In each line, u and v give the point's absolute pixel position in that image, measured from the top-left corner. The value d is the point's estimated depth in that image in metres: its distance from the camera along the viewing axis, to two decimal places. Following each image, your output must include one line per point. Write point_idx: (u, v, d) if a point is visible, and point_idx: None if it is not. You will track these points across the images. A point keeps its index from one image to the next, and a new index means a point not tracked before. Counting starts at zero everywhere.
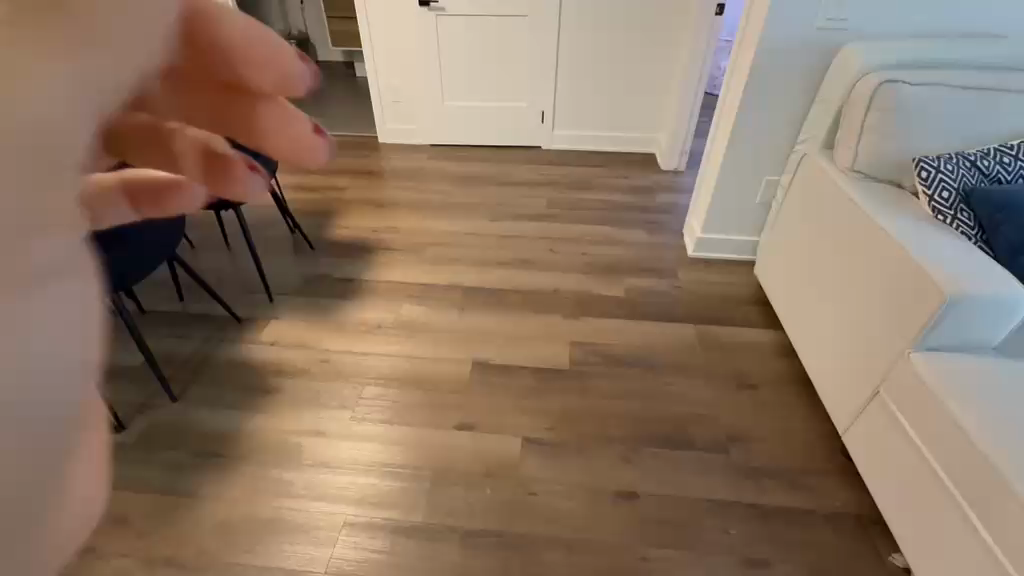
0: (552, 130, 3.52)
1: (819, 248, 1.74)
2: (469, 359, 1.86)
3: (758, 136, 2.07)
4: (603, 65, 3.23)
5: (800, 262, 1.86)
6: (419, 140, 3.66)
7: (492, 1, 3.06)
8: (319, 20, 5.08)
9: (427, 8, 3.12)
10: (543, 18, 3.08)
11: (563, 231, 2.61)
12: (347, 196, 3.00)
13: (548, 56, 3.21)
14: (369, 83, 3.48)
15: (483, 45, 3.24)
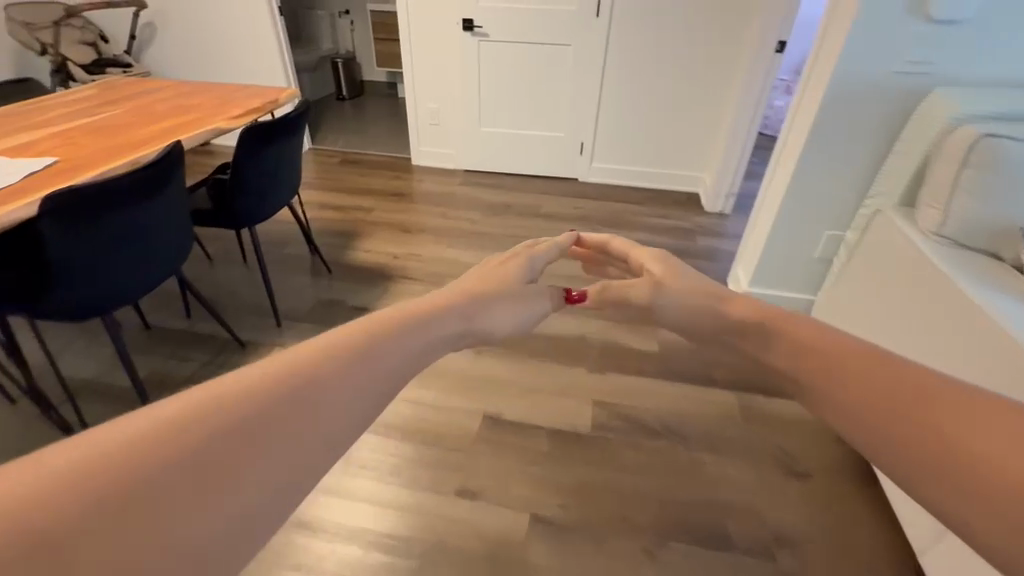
0: (591, 163, 3.38)
1: (882, 294, 1.57)
2: (480, 412, 1.69)
3: (822, 186, 1.85)
4: (647, 101, 3.08)
5: (859, 311, 1.68)
6: (453, 165, 3.59)
7: (538, 29, 2.97)
8: (367, 41, 5.19)
9: (470, 33, 3.05)
10: (589, 49, 2.97)
11: None
12: (373, 218, 2.93)
13: (592, 86, 3.09)
14: (408, 106, 3.45)
15: (525, 73, 3.14)
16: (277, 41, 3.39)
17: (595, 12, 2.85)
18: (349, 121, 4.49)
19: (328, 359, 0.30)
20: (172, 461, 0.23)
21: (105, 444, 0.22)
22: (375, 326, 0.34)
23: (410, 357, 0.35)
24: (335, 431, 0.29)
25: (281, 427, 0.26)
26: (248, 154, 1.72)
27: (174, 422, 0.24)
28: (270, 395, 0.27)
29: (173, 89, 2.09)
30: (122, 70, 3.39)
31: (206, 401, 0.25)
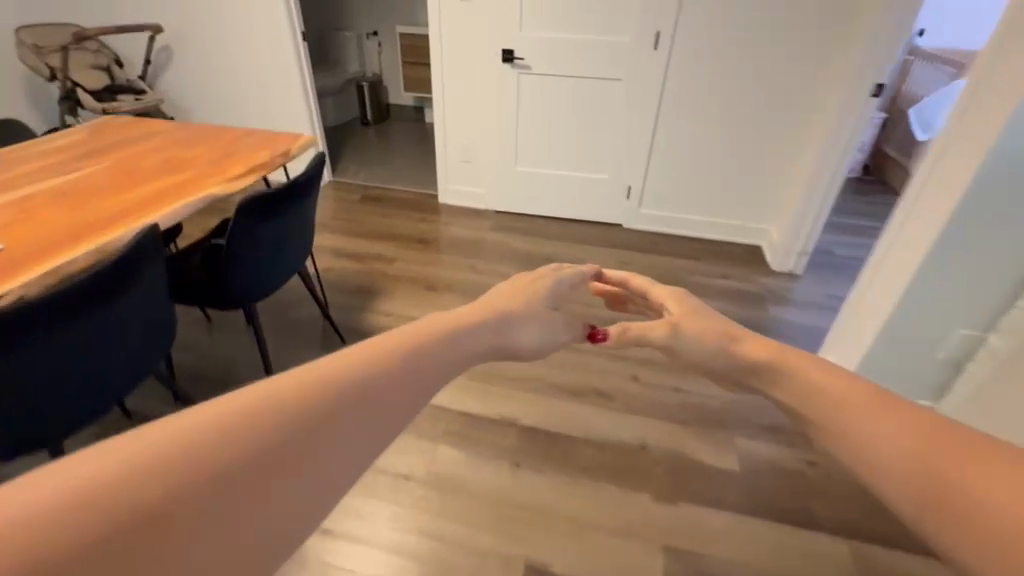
0: (637, 208, 3.04)
1: None
2: (522, 563, 1.33)
3: (959, 278, 1.47)
4: (707, 143, 2.73)
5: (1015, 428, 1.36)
6: (483, 206, 3.29)
7: (586, 62, 2.66)
8: (394, 63, 4.96)
9: (510, 65, 2.76)
10: (642, 84, 2.65)
11: (648, 352, 2.09)
12: (395, 270, 2.63)
13: (644, 126, 2.76)
14: (438, 141, 3.17)
15: (568, 109, 2.83)
16: (298, 67, 3.15)
17: (653, 44, 2.52)
18: (372, 150, 4.24)
19: (365, 365, 0.33)
20: (228, 463, 0.25)
21: (164, 438, 0.25)
22: (411, 338, 0.38)
23: (440, 373, 0.38)
24: (372, 432, 0.31)
25: (321, 435, 0.28)
26: (250, 227, 1.43)
27: (217, 424, 0.26)
28: (315, 397, 0.29)
29: (173, 134, 1.83)
30: (134, 97, 3.18)
31: (248, 408, 0.27)
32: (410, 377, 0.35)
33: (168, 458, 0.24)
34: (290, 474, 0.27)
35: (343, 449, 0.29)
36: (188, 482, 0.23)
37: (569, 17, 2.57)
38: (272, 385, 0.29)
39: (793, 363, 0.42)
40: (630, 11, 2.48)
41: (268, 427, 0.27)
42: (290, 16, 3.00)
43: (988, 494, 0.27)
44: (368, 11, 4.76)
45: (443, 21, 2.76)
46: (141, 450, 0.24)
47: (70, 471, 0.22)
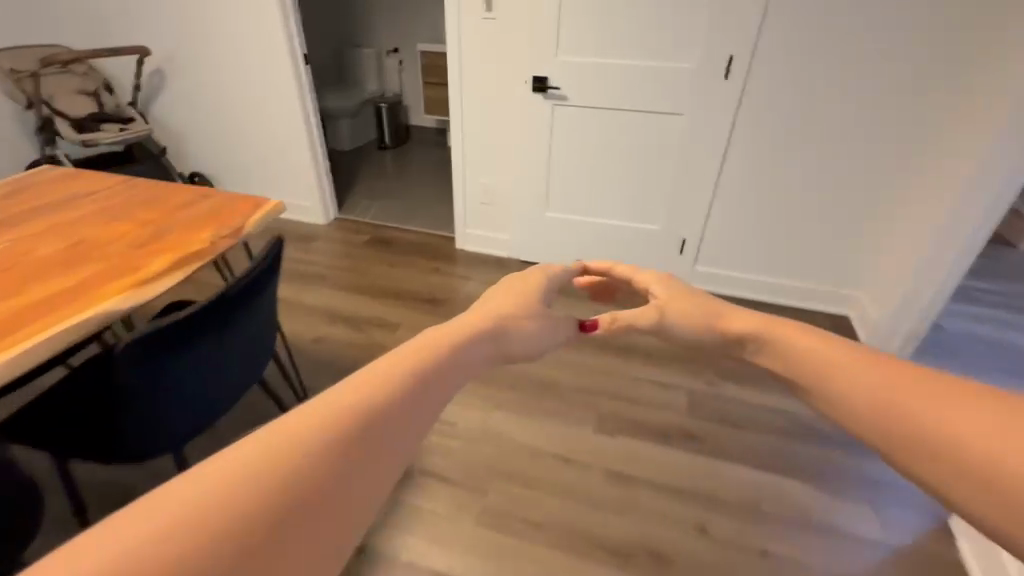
0: (691, 265, 2.54)
1: None
2: None
3: None
4: (785, 190, 2.23)
5: None
6: (506, 255, 2.84)
7: (636, 91, 2.17)
8: (415, 82, 4.57)
9: (542, 95, 2.30)
10: (705, 120, 2.16)
11: (711, 483, 1.59)
12: (396, 340, 2.19)
13: (704, 169, 2.27)
14: (456, 180, 2.72)
15: (611, 147, 2.35)
16: (299, 94, 2.78)
17: (722, 72, 2.04)
18: (387, 179, 3.84)
19: (392, 380, 0.36)
20: (297, 475, 0.29)
21: (227, 470, 0.28)
22: (427, 347, 0.42)
23: (453, 375, 0.42)
24: (405, 436, 0.35)
25: (365, 440, 0.32)
26: (145, 356, 1.00)
27: (275, 448, 0.29)
28: (357, 410, 0.33)
29: (109, 195, 1.44)
30: (118, 128, 2.85)
31: (302, 430, 0.31)
32: (418, 403, 0.37)
33: (234, 486, 0.27)
34: (347, 470, 0.31)
35: (366, 476, 0.32)
36: (266, 497, 0.27)
37: (617, 39, 2.10)
38: (317, 409, 0.33)
39: (783, 336, 0.49)
40: (695, 30, 2.00)
41: (323, 439, 0.31)
42: (293, 36, 2.64)
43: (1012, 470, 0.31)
44: (388, 27, 4.40)
45: (465, 44, 2.31)
46: (211, 480, 0.27)
47: (143, 518, 0.25)
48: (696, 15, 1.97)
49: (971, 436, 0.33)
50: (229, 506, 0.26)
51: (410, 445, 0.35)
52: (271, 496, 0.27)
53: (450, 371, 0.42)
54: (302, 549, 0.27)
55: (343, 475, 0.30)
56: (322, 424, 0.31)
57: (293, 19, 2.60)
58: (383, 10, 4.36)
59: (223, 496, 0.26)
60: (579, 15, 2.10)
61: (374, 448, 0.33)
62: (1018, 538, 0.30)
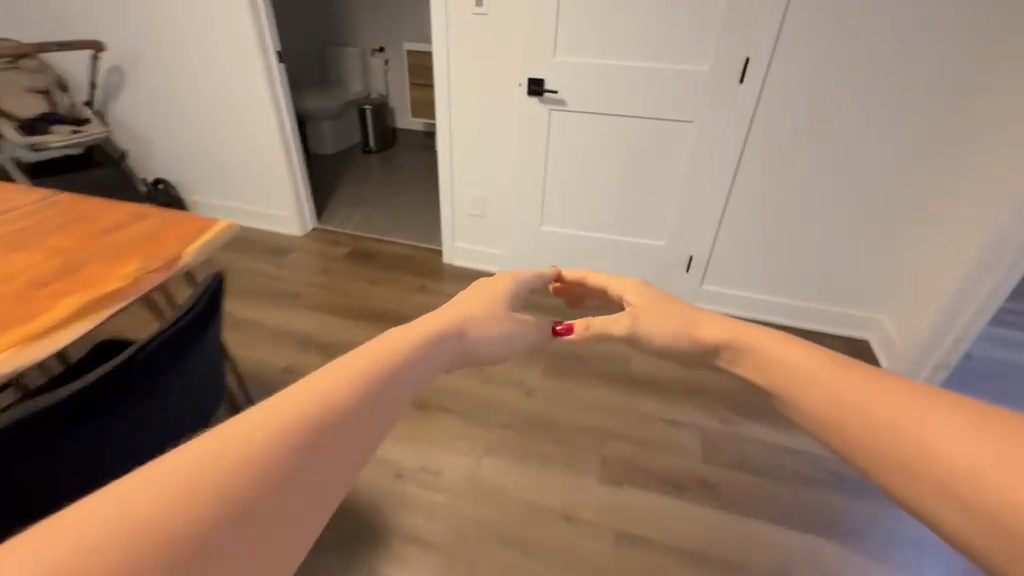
0: (699, 283, 2.36)
1: None
2: None
3: None
4: (803, 205, 2.05)
5: None
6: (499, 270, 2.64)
7: (642, 96, 1.98)
8: (402, 83, 4.34)
9: (538, 99, 2.09)
10: (717, 128, 1.97)
11: (731, 545, 1.39)
12: None
13: (715, 182, 2.08)
14: (444, 191, 2.51)
15: (614, 156, 2.16)
16: (271, 95, 2.55)
17: (737, 75, 1.85)
18: (371, 186, 3.61)
19: (349, 382, 0.34)
20: (234, 486, 0.26)
21: (153, 481, 0.25)
22: (390, 345, 0.40)
23: (416, 372, 0.40)
24: (360, 438, 0.33)
25: (314, 447, 0.30)
26: (43, 438, 0.82)
27: (211, 457, 0.27)
28: (306, 415, 0.31)
29: (23, 213, 1.21)
30: (71, 130, 2.60)
31: (243, 435, 0.28)
32: (379, 406, 0.36)
33: (160, 497, 0.24)
34: (294, 476, 0.29)
35: (321, 480, 0.30)
36: (200, 510, 0.24)
37: (621, 38, 1.90)
38: (264, 413, 0.30)
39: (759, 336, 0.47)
40: (708, 29, 1.81)
41: (265, 445, 0.28)
42: (264, 31, 2.41)
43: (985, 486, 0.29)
44: (374, 25, 4.17)
45: (453, 40, 2.10)
46: (136, 493, 0.24)
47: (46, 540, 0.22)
48: (708, 11, 1.78)
49: (941, 455, 0.31)
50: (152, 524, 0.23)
51: (376, 443, 0.34)
52: (201, 512, 0.25)
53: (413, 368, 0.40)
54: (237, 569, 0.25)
55: (287, 486, 0.28)
56: (288, 423, 0.30)
57: (263, 13, 2.37)
58: (367, 6, 4.12)
59: (174, 495, 0.24)
60: (579, 11, 1.90)
61: (339, 443, 0.32)
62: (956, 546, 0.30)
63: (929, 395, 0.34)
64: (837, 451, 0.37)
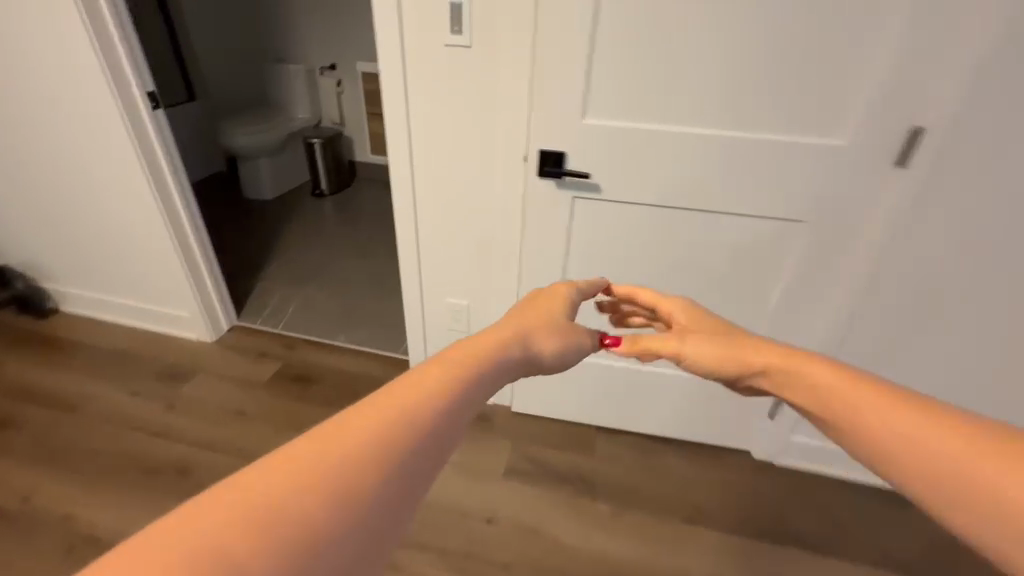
0: (788, 434, 1.63)
1: None
2: None
3: None
4: (949, 338, 1.40)
5: None
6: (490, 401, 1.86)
7: (724, 184, 1.29)
8: (359, 108, 3.47)
9: (555, 181, 1.35)
10: (838, 233, 1.30)
11: None
12: None
13: (823, 302, 1.41)
14: (411, 296, 1.73)
15: (669, 261, 1.45)
16: (143, 160, 1.72)
17: (878, 152, 1.17)
18: (317, 248, 2.78)
19: (435, 391, 0.38)
20: (345, 470, 0.31)
21: (286, 462, 0.31)
22: (471, 351, 0.45)
23: (489, 380, 0.45)
24: (447, 439, 0.37)
25: (412, 452, 0.34)
26: None
27: (337, 444, 0.32)
28: (406, 414, 0.35)
29: None
30: None
31: (357, 426, 0.34)
32: (468, 404, 0.40)
33: (285, 481, 0.30)
34: (402, 465, 0.33)
35: (420, 472, 0.35)
36: (327, 496, 0.30)
37: (695, 93, 1.20)
38: (382, 405, 0.36)
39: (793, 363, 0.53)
40: (835, 78, 1.14)
41: (380, 432, 0.34)
42: (124, 66, 1.59)
43: (1006, 492, 0.36)
44: (321, 37, 3.33)
45: (416, 86, 1.34)
46: (281, 472, 0.30)
47: (213, 509, 0.28)
48: (841, 53, 1.10)
49: (982, 475, 0.37)
50: (279, 506, 0.29)
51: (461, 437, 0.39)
52: (322, 502, 0.30)
53: (489, 367, 0.46)
54: (343, 550, 0.29)
55: (395, 476, 0.33)
56: (391, 417, 0.35)
57: (117, 36, 1.55)
58: (314, 12, 3.27)
59: (297, 482, 0.30)
60: (626, 50, 1.18)
61: (427, 446, 0.35)
62: (1012, 555, 0.35)
63: (938, 416, 0.42)
64: (870, 462, 0.44)
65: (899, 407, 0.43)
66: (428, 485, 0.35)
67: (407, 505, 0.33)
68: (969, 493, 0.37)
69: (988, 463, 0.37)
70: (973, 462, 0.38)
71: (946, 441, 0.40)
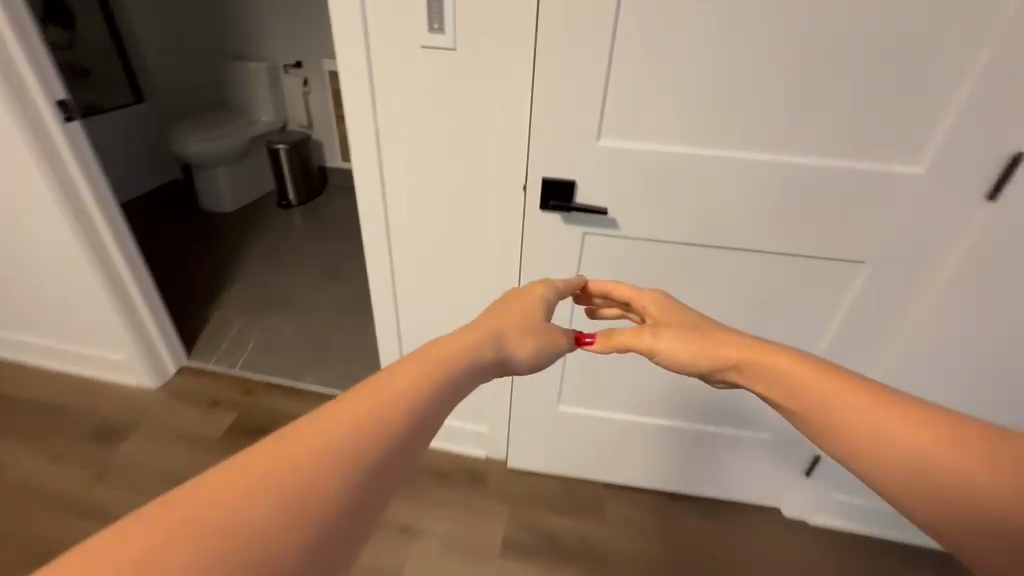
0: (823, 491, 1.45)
1: None
2: None
3: None
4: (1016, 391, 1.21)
5: None
6: (483, 454, 1.63)
7: (762, 217, 1.08)
8: (329, 109, 3.16)
9: (563, 215, 1.14)
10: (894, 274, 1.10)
11: None
12: None
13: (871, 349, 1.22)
14: (391, 338, 1.49)
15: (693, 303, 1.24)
16: (61, 196, 1.44)
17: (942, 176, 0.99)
18: (284, 269, 2.48)
19: (399, 403, 0.40)
20: (309, 478, 0.34)
21: (248, 472, 0.34)
22: (439, 362, 0.47)
23: (455, 389, 0.47)
24: (408, 448, 0.39)
25: (372, 458, 0.37)
26: None
27: (296, 454, 0.35)
28: (369, 427, 0.38)
29: None
30: None
31: (320, 438, 0.36)
32: (432, 414, 0.42)
33: (245, 490, 0.33)
34: (365, 472, 0.36)
35: (382, 479, 0.37)
36: (287, 501, 0.33)
37: (729, 111, 0.99)
38: (347, 417, 0.38)
39: (771, 361, 0.57)
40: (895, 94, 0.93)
41: (343, 443, 0.36)
42: (24, 76, 1.29)
43: (971, 482, 0.43)
44: (285, 31, 3.00)
45: (387, 96, 1.11)
46: (240, 480, 0.33)
47: (176, 514, 0.31)
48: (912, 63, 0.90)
49: (954, 469, 0.44)
50: (240, 511, 0.32)
51: (425, 444, 0.41)
52: (283, 507, 0.33)
53: (457, 375, 0.48)
54: (297, 553, 0.32)
55: (353, 483, 0.35)
56: (354, 427, 0.37)
57: (15, 35, 1.25)
58: (275, 6, 2.95)
59: (255, 490, 0.33)
60: (647, 55, 0.96)
61: (390, 455, 0.38)
62: (967, 537, 0.42)
63: (901, 410, 0.48)
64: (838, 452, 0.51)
65: (869, 402, 0.50)
66: (390, 489, 0.38)
67: (369, 508, 0.36)
68: (935, 484, 0.44)
69: (957, 462, 0.44)
70: (947, 457, 0.44)
71: (915, 439, 0.46)
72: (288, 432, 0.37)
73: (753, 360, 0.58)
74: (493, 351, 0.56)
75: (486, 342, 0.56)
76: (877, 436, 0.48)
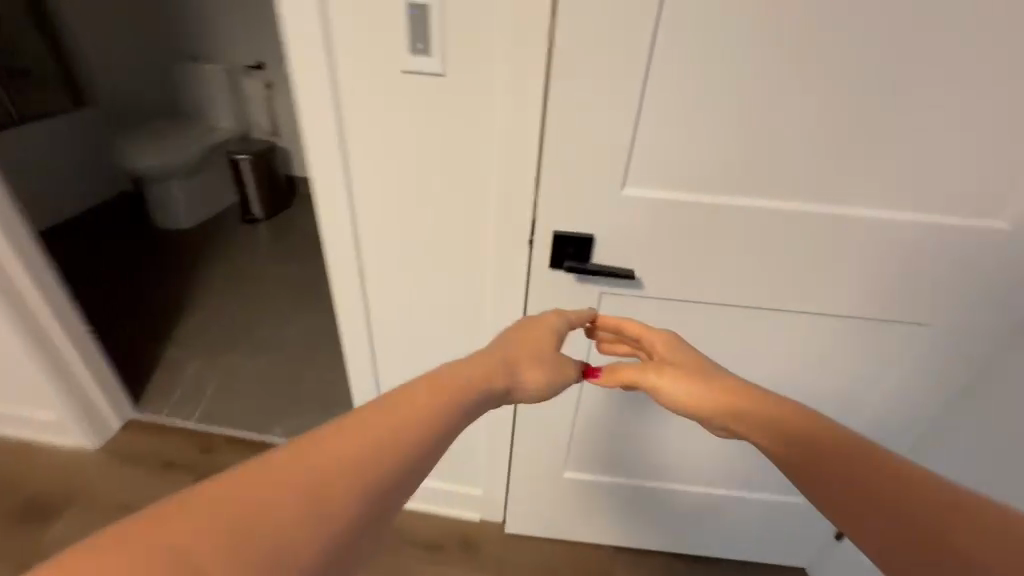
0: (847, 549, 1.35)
1: None
2: None
3: None
4: None
5: None
6: (478, 516, 1.48)
7: (802, 269, 0.95)
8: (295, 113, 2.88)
9: (579, 276, 1.00)
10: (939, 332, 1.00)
11: None
12: None
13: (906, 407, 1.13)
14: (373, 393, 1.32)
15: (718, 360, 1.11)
16: None
17: (1003, 225, 0.88)
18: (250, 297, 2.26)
19: (390, 452, 0.47)
20: (299, 506, 0.42)
21: (249, 490, 0.41)
22: (433, 409, 0.53)
23: (443, 434, 0.53)
24: (390, 489, 0.47)
25: (358, 494, 0.44)
26: None
27: (290, 482, 0.42)
28: (359, 467, 0.45)
29: None
30: None
31: (314, 470, 0.43)
32: (417, 459, 0.49)
33: (244, 505, 0.40)
34: (346, 505, 0.43)
35: (361, 509, 0.44)
36: (278, 521, 0.40)
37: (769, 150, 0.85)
38: (344, 456, 0.45)
39: (765, 406, 0.62)
40: (957, 133, 0.81)
41: (334, 479, 0.44)
42: None
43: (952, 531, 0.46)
44: (245, 32, 2.74)
45: (360, 130, 0.92)
46: (240, 498, 0.40)
47: (187, 516, 0.38)
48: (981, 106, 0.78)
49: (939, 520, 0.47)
50: (239, 523, 0.39)
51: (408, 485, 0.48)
52: (272, 526, 0.40)
53: (447, 423, 0.53)
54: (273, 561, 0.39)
55: (335, 515, 0.43)
56: (346, 465, 0.45)
57: None
58: (233, 5, 2.69)
59: (249, 505, 0.40)
60: (674, 87, 0.80)
61: (376, 492, 0.45)
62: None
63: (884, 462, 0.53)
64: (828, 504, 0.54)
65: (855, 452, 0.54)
66: (368, 520, 0.45)
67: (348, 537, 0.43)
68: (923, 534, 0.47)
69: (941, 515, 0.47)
70: (931, 506, 0.48)
71: (898, 489, 0.50)
72: (293, 455, 0.44)
73: (750, 406, 0.63)
74: (492, 386, 0.62)
75: (484, 385, 0.60)
76: (863, 485, 0.52)
